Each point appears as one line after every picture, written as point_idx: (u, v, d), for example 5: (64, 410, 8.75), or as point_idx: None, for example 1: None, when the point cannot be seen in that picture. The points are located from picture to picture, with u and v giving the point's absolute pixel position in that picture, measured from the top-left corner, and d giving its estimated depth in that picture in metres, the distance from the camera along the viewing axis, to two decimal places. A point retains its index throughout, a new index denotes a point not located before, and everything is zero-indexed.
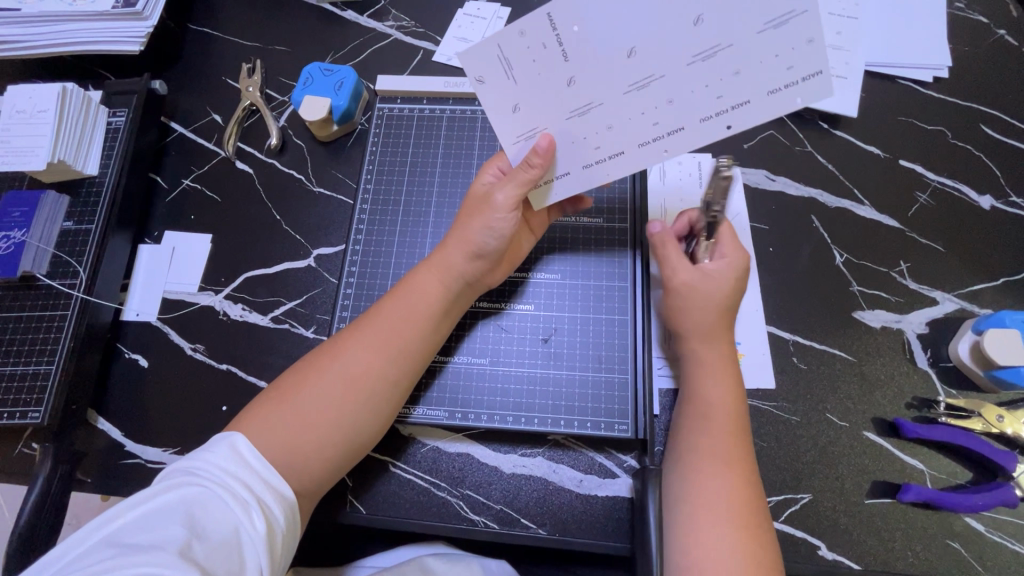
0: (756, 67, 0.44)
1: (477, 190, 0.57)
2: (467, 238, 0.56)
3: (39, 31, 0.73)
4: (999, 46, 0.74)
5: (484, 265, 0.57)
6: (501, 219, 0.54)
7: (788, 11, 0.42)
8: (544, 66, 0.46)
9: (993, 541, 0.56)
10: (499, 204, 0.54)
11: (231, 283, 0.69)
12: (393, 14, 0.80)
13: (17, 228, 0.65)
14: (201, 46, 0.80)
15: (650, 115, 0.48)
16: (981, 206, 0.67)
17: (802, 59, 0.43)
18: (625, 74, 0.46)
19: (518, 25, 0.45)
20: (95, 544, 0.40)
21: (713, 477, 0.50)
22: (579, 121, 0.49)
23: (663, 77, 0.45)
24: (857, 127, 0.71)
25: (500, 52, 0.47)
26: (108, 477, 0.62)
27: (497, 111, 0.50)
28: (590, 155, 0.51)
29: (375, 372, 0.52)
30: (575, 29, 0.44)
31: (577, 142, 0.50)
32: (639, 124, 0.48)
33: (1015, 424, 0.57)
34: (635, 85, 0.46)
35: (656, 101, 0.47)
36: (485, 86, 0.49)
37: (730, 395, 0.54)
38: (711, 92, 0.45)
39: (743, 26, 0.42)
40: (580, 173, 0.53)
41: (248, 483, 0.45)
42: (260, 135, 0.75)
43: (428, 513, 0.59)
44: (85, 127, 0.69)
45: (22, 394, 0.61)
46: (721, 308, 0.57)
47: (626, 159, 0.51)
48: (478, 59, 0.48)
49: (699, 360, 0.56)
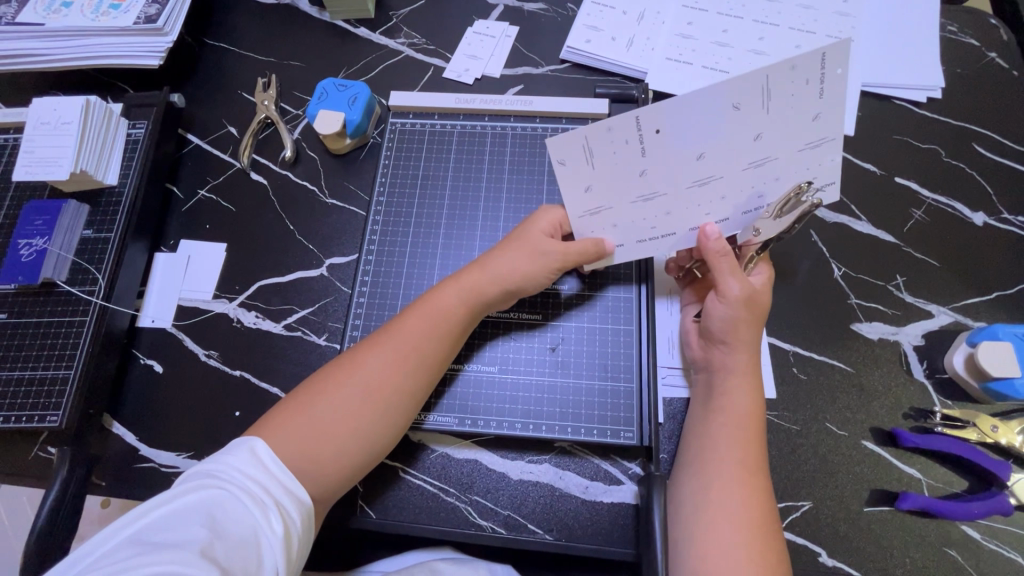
0: (794, 176, 0.50)
1: (530, 236, 0.59)
2: (500, 267, 0.58)
3: (61, 45, 0.75)
4: (990, 68, 0.77)
5: (510, 297, 0.60)
6: (548, 274, 0.58)
7: (828, 137, 0.47)
8: (621, 159, 0.49)
9: (989, 549, 0.57)
10: (552, 264, 0.58)
11: (245, 291, 0.71)
12: (405, 32, 0.83)
13: (39, 235, 0.67)
14: (218, 61, 0.83)
15: (703, 206, 0.54)
16: (974, 222, 0.69)
17: (827, 174, 0.50)
18: (689, 174, 0.51)
19: (604, 123, 0.47)
20: (117, 543, 0.41)
21: (732, 484, 0.51)
22: (641, 206, 0.54)
23: (722, 177, 0.51)
24: (854, 145, 0.74)
25: (585, 143, 0.49)
26: (122, 480, 0.63)
27: (569, 188, 0.52)
28: (646, 233, 0.56)
29: (396, 387, 0.54)
30: (657, 133, 0.47)
31: (638, 222, 0.55)
32: (694, 211, 0.54)
33: (1009, 434, 0.59)
34: (695, 183, 0.51)
35: (710, 196, 0.53)
36: (564, 167, 0.51)
37: (750, 404, 0.55)
38: (755, 192, 0.52)
39: (792, 144, 0.48)
40: (636, 247, 0.58)
41: (265, 486, 0.46)
42: (274, 147, 0.77)
43: (437, 518, 0.60)
44: (106, 138, 0.71)
45: (40, 398, 0.63)
46: (757, 307, 0.58)
47: (677, 238, 0.57)
48: (563, 147, 0.49)
49: (724, 369, 0.57)
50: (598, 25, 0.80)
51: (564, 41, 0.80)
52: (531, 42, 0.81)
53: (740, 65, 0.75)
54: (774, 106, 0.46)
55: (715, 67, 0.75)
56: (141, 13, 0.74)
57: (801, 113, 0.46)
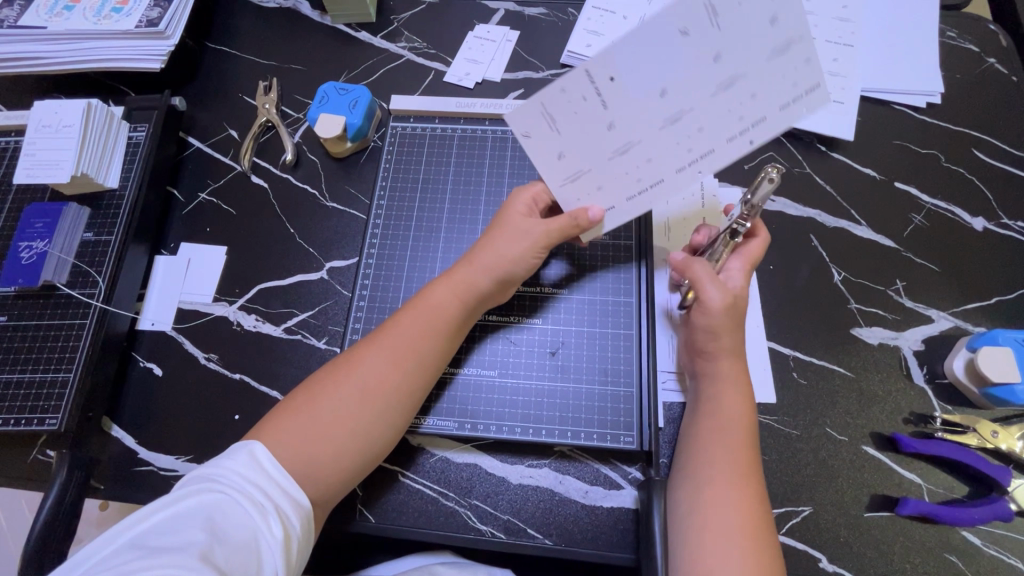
0: (771, 90, 0.45)
1: (511, 220, 0.60)
2: (494, 260, 0.58)
3: (64, 48, 0.75)
4: (989, 73, 0.77)
5: (502, 288, 0.60)
6: (535, 255, 0.59)
7: (796, 36, 0.42)
8: (584, 117, 0.48)
9: (990, 555, 0.57)
10: (538, 242, 0.58)
11: (245, 294, 0.71)
12: (406, 36, 0.83)
13: (38, 239, 0.67)
14: (219, 64, 0.83)
15: (682, 144, 0.49)
16: (974, 227, 0.70)
17: (808, 76, 0.44)
18: (657, 112, 0.47)
19: (557, 84, 0.46)
20: (117, 548, 0.41)
21: (728, 487, 0.51)
22: (620, 160, 0.51)
23: (692, 109, 0.47)
24: (854, 149, 0.74)
25: (544, 109, 0.48)
26: (122, 483, 0.63)
27: (542, 159, 0.52)
28: (633, 187, 0.53)
29: (392, 385, 0.54)
30: (612, 81, 0.45)
31: (621, 176, 0.53)
32: (676, 153, 0.50)
33: (1009, 440, 0.59)
34: (667, 121, 0.48)
35: (686, 132, 0.48)
36: (530, 139, 0.51)
37: (743, 408, 0.56)
38: (734, 116, 0.47)
39: (754, 55, 0.44)
40: (625, 206, 0.55)
41: (266, 491, 0.46)
42: (275, 150, 0.78)
43: (436, 523, 0.60)
44: (107, 141, 0.71)
45: (40, 401, 0.63)
46: (738, 313, 0.59)
47: (666, 186, 0.52)
48: (524, 118, 0.49)
49: (716, 374, 0.57)
50: (599, 29, 0.80)
51: (564, 45, 0.80)
52: (532, 47, 0.81)
53: None
54: (725, 21, 0.42)
55: None
56: (143, 17, 0.74)
57: (758, 19, 0.42)
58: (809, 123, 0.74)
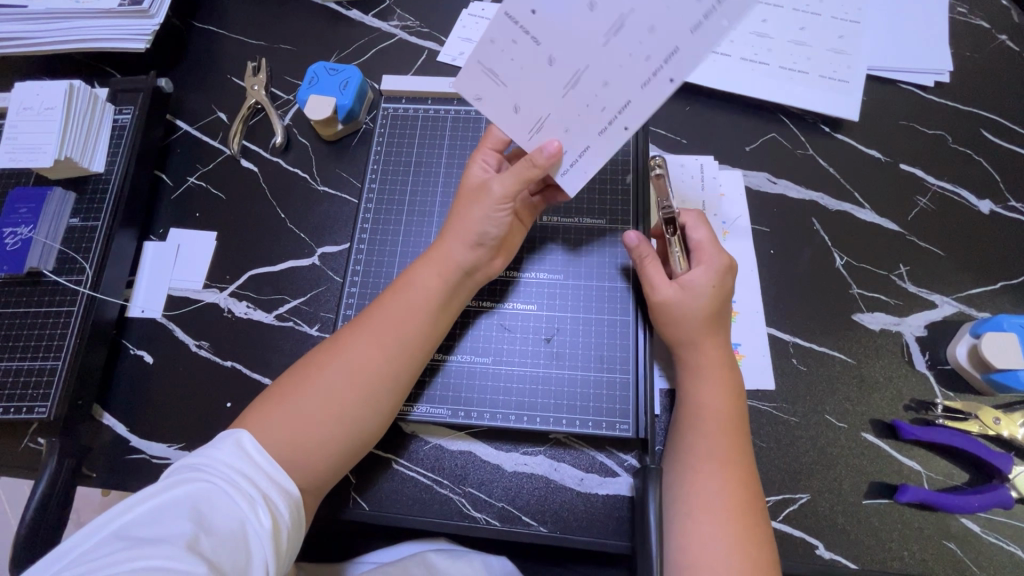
0: None
1: (471, 181, 0.58)
2: (465, 229, 0.57)
3: (45, 29, 0.73)
4: (1000, 50, 0.75)
5: (484, 252, 0.58)
6: (498, 209, 0.56)
7: None
8: (523, 61, 0.47)
9: (989, 542, 0.56)
10: (497, 196, 0.55)
11: (235, 280, 0.70)
12: (398, 14, 0.81)
13: (23, 224, 0.66)
14: (207, 44, 0.81)
15: (637, 52, 0.44)
16: (980, 210, 0.68)
17: None
18: (593, 27, 0.44)
19: (486, 35, 0.46)
20: (102, 539, 0.40)
21: (713, 475, 0.51)
22: (576, 95, 0.48)
23: (634, 9, 0.42)
24: (858, 130, 0.72)
25: (481, 66, 0.48)
26: (114, 472, 0.63)
27: (501, 118, 0.52)
28: (601, 118, 0.49)
29: (376, 370, 0.53)
30: (533, 14, 0.44)
31: (582, 112, 0.49)
32: (633, 66, 0.45)
33: (1011, 427, 0.58)
34: (610, 34, 0.44)
35: (637, 38, 0.43)
36: (484, 101, 0.51)
37: (725, 398, 0.54)
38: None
39: None
40: (600, 142, 0.51)
41: (254, 480, 0.45)
42: (265, 133, 0.76)
43: (430, 510, 0.59)
44: (91, 124, 0.69)
45: (28, 389, 0.62)
46: (716, 305, 0.57)
47: (637, 105, 0.47)
48: (468, 81, 0.50)
49: (694, 366, 0.56)
50: None
51: None
52: None
53: (742, 48, 0.74)
54: None
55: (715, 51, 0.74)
56: None
57: None
58: (812, 103, 0.71)
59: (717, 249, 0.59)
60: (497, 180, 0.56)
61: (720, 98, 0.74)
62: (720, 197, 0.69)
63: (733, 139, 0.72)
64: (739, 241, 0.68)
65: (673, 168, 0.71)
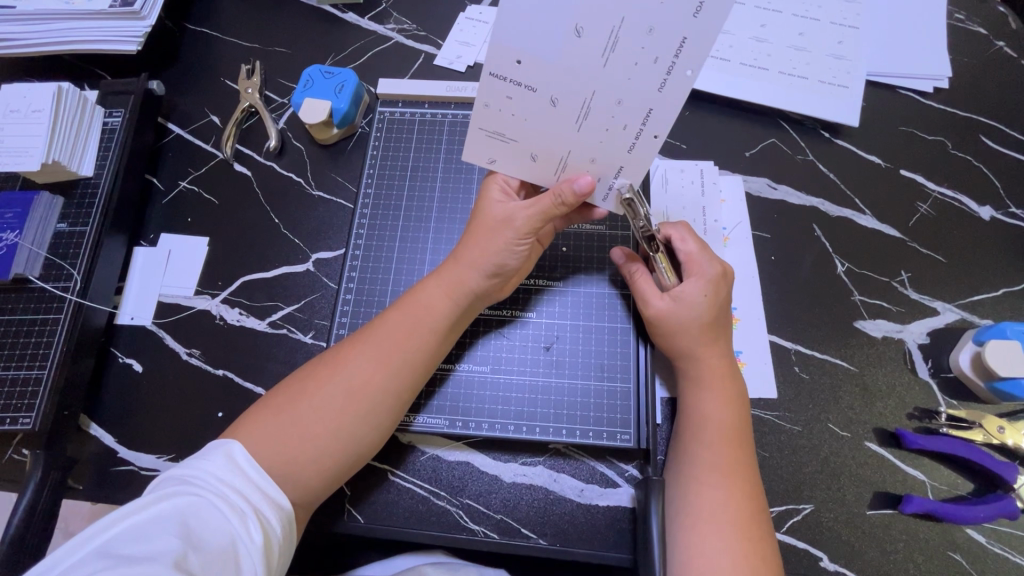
0: None
1: (492, 210, 0.56)
2: (481, 254, 0.55)
3: (33, 30, 0.71)
4: (998, 56, 0.75)
5: (499, 282, 0.57)
6: (521, 242, 0.55)
7: None
8: (526, 111, 0.48)
9: (994, 553, 0.56)
10: (521, 229, 0.54)
11: (228, 287, 0.68)
12: (394, 17, 0.80)
13: (8, 230, 0.64)
14: (199, 47, 0.80)
15: (644, 58, 0.43)
16: (980, 216, 0.68)
17: None
18: (587, 54, 0.43)
19: (480, 102, 0.48)
20: (82, 557, 0.38)
21: (715, 488, 0.50)
22: (590, 124, 0.48)
23: (625, 19, 0.41)
24: (858, 136, 0.71)
25: (487, 131, 0.51)
26: (101, 483, 0.61)
27: (520, 165, 0.54)
28: (623, 136, 0.48)
29: (377, 384, 0.52)
30: (521, 63, 0.45)
31: (601, 138, 0.49)
32: (642, 71, 0.44)
33: (1015, 436, 0.57)
34: (607, 52, 0.43)
35: (637, 46, 0.42)
36: (499, 162, 0.54)
37: (727, 409, 0.54)
38: None
39: None
40: (631, 159, 0.50)
41: (244, 494, 0.44)
42: (259, 136, 0.75)
43: (428, 522, 0.58)
44: (80, 128, 0.68)
45: (12, 399, 0.60)
46: (718, 319, 0.56)
47: (661, 108, 0.46)
48: (478, 149, 0.52)
49: (696, 375, 0.55)
50: None
51: None
52: None
53: (741, 53, 0.74)
54: None
55: (714, 56, 0.74)
56: None
57: None
58: (812, 108, 0.71)
59: (707, 258, 0.58)
60: (522, 213, 0.54)
61: (719, 104, 0.73)
62: (720, 203, 0.69)
63: (733, 145, 0.72)
64: (739, 248, 0.67)
65: (673, 173, 0.70)
